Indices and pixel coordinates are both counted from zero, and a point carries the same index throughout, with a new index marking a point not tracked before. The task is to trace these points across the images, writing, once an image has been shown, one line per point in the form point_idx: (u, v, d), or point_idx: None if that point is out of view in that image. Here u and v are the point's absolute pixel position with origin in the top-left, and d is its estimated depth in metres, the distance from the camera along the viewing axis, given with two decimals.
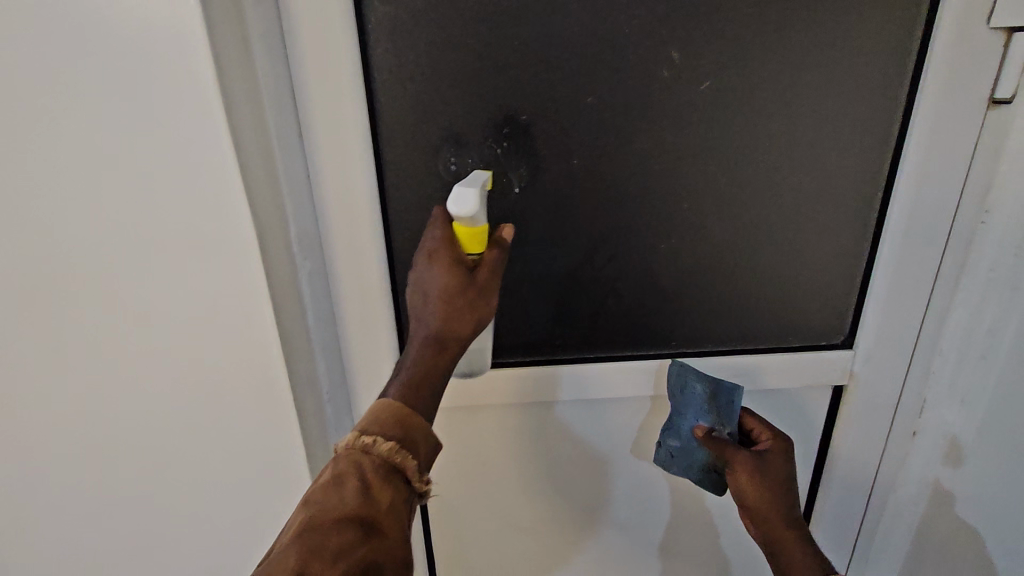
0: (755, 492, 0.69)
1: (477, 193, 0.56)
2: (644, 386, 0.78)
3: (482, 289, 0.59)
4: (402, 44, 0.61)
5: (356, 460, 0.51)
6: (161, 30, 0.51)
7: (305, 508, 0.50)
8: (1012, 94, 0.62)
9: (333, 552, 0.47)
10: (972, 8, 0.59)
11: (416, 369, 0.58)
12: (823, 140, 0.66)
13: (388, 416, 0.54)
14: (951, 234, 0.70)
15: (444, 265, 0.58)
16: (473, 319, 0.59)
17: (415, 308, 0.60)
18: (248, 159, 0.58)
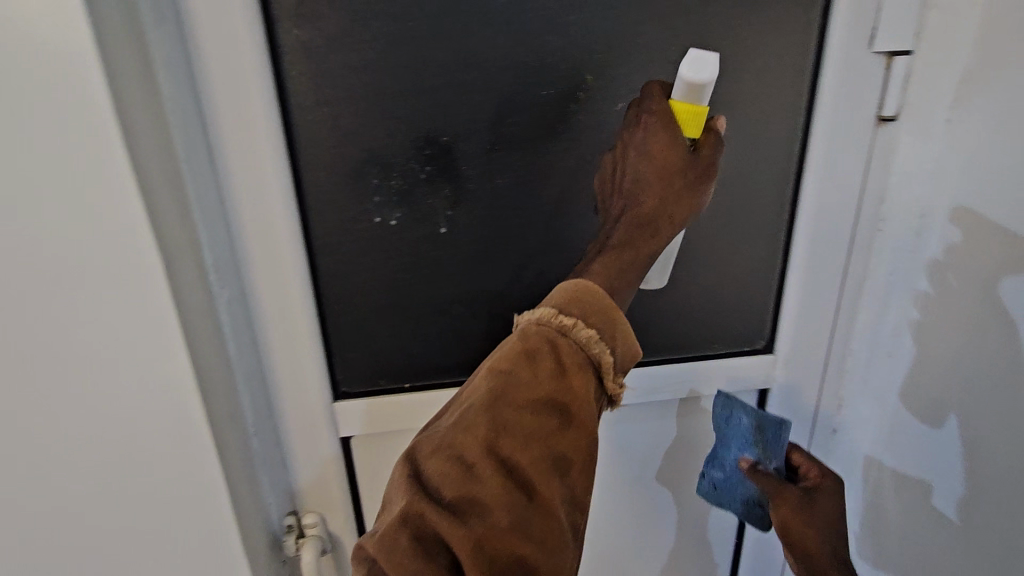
0: (802, 531, 0.71)
1: (715, 63, 0.52)
2: (681, 391, 0.81)
3: (703, 174, 0.56)
4: (318, 66, 0.60)
5: (550, 339, 0.50)
6: (47, 51, 0.47)
7: (495, 378, 0.50)
8: (897, 111, 0.67)
9: (528, 432, 0.48)
10: (854, 34, 0.64)
11: (620, 247, 0.56)
12: (734, 155, 0.69)
13: (589, 298, 0.52)
14: (853, 241, 0.75)
15: (662, 142, 0.55)
16: (688, 206, 0.57)
17: (622, 185, 0.59)
18: (152, 185, 0.54)
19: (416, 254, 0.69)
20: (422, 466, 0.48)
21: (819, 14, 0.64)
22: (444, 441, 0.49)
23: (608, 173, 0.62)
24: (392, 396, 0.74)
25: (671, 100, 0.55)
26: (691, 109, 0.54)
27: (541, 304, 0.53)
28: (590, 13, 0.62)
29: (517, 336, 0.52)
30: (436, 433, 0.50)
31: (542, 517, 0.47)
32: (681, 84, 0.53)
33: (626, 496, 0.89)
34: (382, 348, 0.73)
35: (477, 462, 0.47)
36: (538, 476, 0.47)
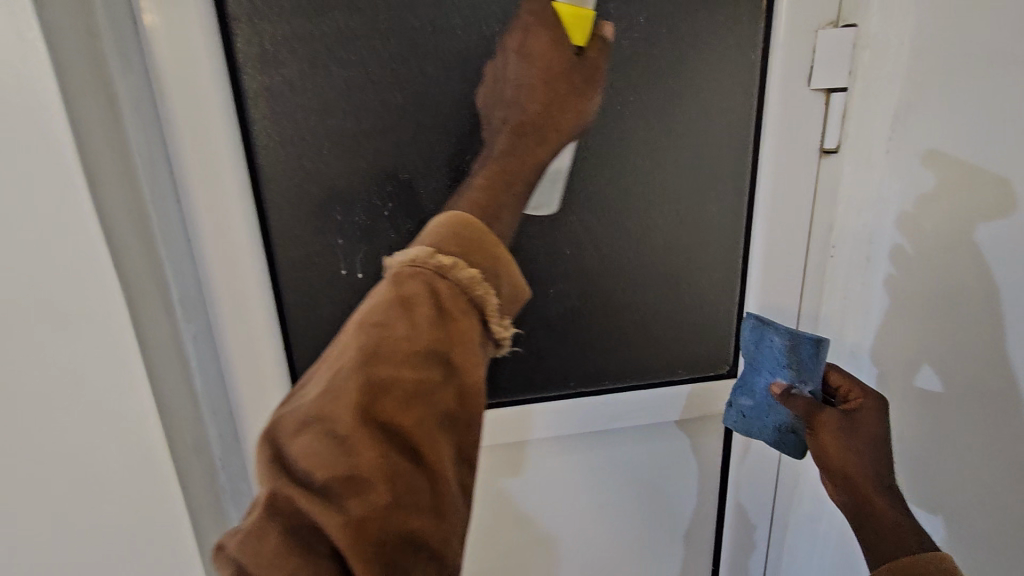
0: (845, 460, 0.62)
1: None
2: (577, 420, 0.80)
3: (587, 79, 0.55)
4: (281, 109, 0.63)
5: (428, 283, 0.46)
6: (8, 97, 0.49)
7: (366, 335, 0.44)
8: (837, 144, 0.71)
9: (409, 391, 0.43)
10: (793, 72, 0.68)
11: (506, 155, 0.55)
12: (686, 187, 0.72)
13: (467, 235, 0.49)
14: (808, 267, 0.77)
15: (544, 42, 0.54)
16: (575, 110, 0.55)
17: (506, 95, 0.57)
18: (114, 223, 0.56)
19: None
20: (288, 445, 0.42)
21: (759, 56, 0.68)
22: (311, 412, 0.43)
23: (490, 89, 0.60)
24: None
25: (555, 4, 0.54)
26: (578, 12, 0.53)
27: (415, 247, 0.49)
28: None
29: (388, 283, 0.47)
30: (300, 407, 0.44)
31: (431, 481, 0.43)
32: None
33: (601, 523, 0.90)
34: None
35: (351, 434, 0.41)
36: (423, 439, 0.43)
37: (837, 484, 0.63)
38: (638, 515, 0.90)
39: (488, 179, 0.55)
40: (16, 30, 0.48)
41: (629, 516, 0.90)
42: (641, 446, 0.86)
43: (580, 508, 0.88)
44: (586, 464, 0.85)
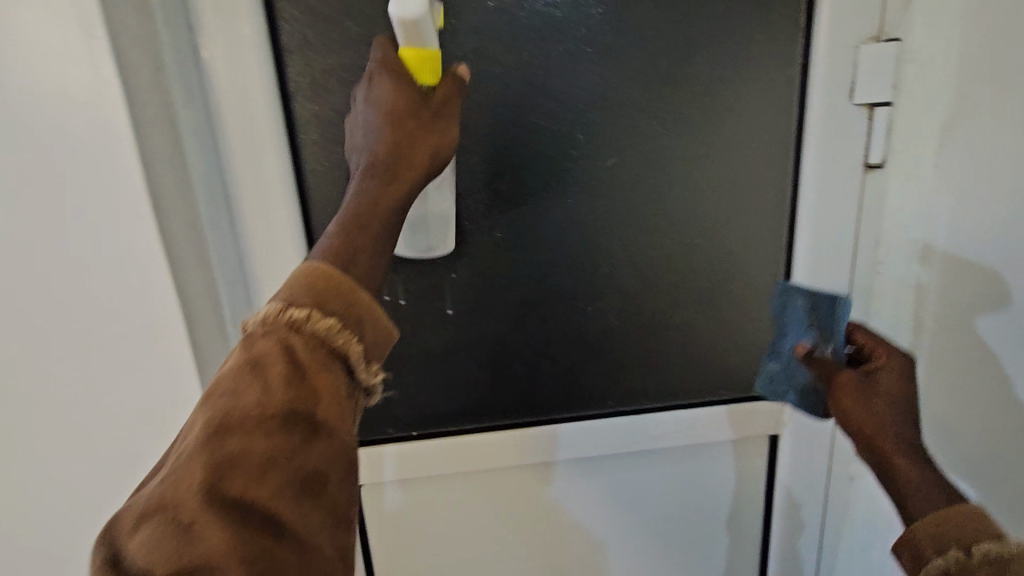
0: (863, 421, 0.58)
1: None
2: (613, 441, 0.79)
3: (438, 116, 0.56)
4: (329, 136, 0.66)
5: (282, 340, 0.44)
6: (84, 127, 0.53)
7: (215, 406, 0.41)
8: (882, 158, 0.70)
9: (263, 461, 0.40)
10: (834, 88, 0.67)
11: (354, 200, 0.52)
12: (726, 204, 0.72)
13: (322, 282, 0.46)
14: (854, 283, 0.75)
15: (389, 85, 0.55)
16: (429, 146, 0.55)
17: (358, 144, 0.56)
18: (175, 245, 0.59)
19: (422, 305, 0.72)
20: (122, 547, 0.38)
21: (798, 73, 0.68)
22: (151, 503, 0.39)
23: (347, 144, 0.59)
24: (403, 443, 0.77)
25: (399, 50, 0.55)
26: (419, 54, 0.55)
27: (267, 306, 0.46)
28: (580, 78, 0.66)
29: (238, 348, 0.45)
30: (141, 500, 0.40)
31: (298, 551, 0.40)
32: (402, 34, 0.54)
33: (642, 546, 0.88)
34: (389, 398, 0.75)
35: (197, 518, 0.38)
36: (285, 509, 0.40)
37: (858, 443, 0.58)
38: (680, 539, 0.88)
39: (341, 230, 0.51)
40: (93, 67, 0.52)
41: (670, 540, 0.88)
42: (684, 469, 0.84)
43: (620, 530, 0.86)
44: (625, 485, 0.84)
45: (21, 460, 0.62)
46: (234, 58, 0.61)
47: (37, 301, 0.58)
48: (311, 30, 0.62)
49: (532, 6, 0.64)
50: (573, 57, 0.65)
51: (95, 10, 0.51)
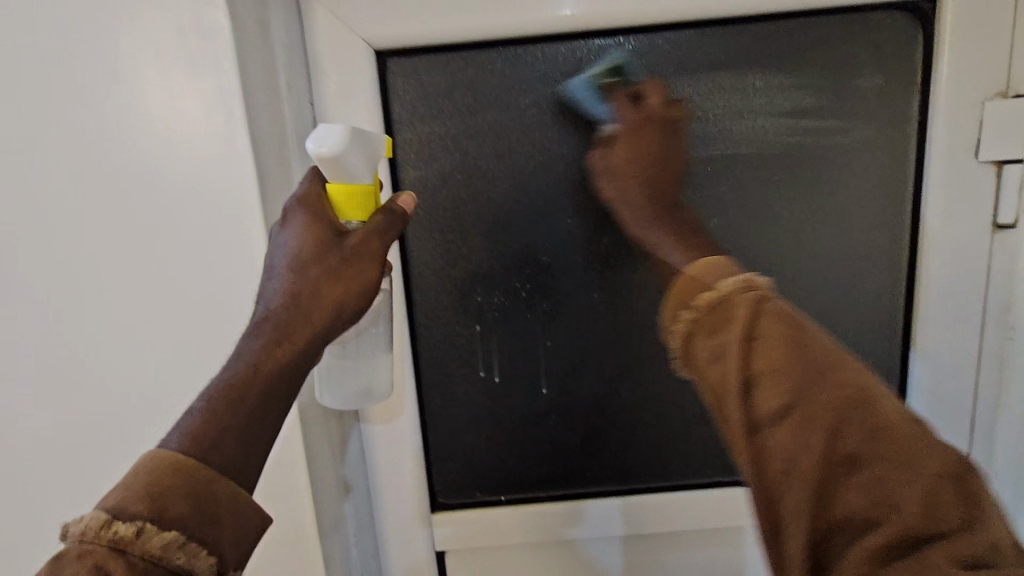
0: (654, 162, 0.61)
1: (348, 134, 0.49)
2: (708, 516, 0.74)
3: (349, 258, 0.50)
4: (431, 199, 0.67)
5: (103, 565, 0.38)
6: (212, 195, 0.57)
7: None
8: (1015, 218, 0.64)
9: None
10: (958, 144, 0.63)
11: (236, 356, 0.48)
12: (835, 265, 0.68)
13: (159, 486, 0.41)
14: (981, 352, 0.68)
15: (301, 223, 0.50)
16: (329, 299, 0.49)
17: (261, 286, 0.51)
18: None
19: (514, 365, 0.71)
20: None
21: (915, 129, 0.64)
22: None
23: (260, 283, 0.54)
24: (489, 509, 0.75)
25: (327, 185, 0.51)
26: (350, 189, 0.50)
27: (96, 507, 0.41)
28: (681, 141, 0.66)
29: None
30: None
31: None
32: (326, 168, 0.49)
33: None
34: (478, 458, 0.74)
35: None
36: None
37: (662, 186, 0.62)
38: None
39: (213, 401, 0.45)
40: (229, 144, 0.56)
41: None
42: None
43: None
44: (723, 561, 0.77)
45: None
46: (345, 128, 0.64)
47: (160, 359, 0.61)
48: (421, 101, 0.65)
49: (636, 71, 0.64)
50: None
51: (234, 93, 0.55)
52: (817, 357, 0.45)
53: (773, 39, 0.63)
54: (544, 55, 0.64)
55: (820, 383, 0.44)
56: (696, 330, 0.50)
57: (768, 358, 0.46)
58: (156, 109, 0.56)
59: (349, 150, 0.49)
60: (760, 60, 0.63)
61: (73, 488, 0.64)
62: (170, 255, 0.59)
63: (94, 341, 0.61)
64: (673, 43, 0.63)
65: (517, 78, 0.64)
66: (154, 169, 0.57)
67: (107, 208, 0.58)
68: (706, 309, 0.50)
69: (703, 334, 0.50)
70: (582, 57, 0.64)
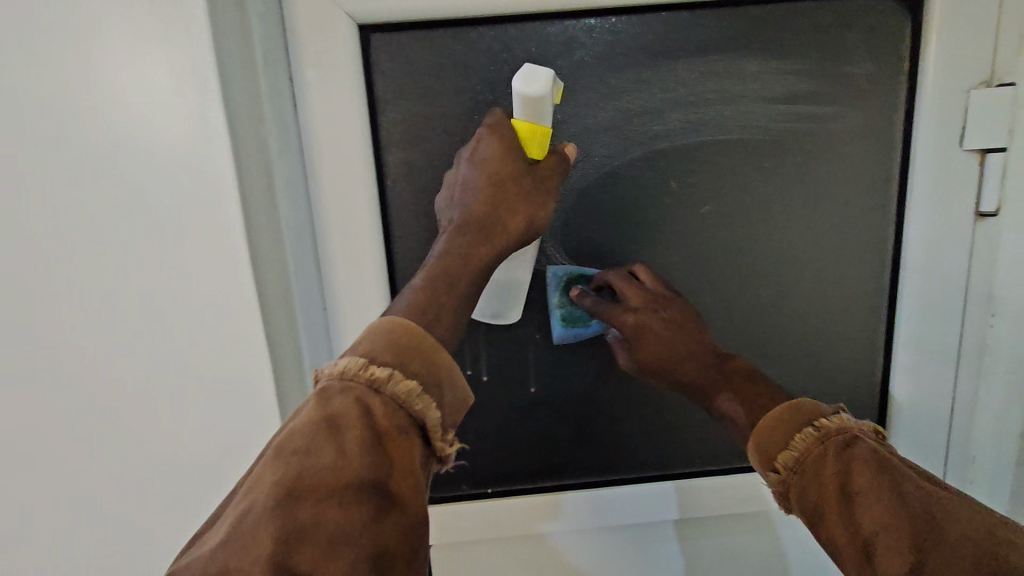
0: (665, 353, 0.66)
1: (549, 78, 0.54)
2: (693, 506, 0.74)
3: (535, 187, 0.59)
4: (419, 182, 0.65)
5: (361, 398, 0.45)
6: (184, 171, 0.54)
7: (288, 463, 0.43)
8: (997, 207, 0.65)
9: (335, 531, 0.41)
10: (944, 133, 0.64)
11: (446, 254, 0.57)
12: (823, 253, 0.68)
13: (397, 341, 0.49)
14: (962, 339, 0.70)
15: (497, 146, 0.58)
16: (520, 216, 0.59)
17: (454, 197, 0.60)
18: (267, 291, 0.58)
19: (503, 355, 0.70)
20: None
21: (901, 117, 0.65)
22: (218, 561, 0.41)
23: (443, 197, 0.62)
24: (476, 502, 0.73)
25: (517, 119, 0.57)
26: (532, 129, 0.57)
27: (348, 355, 0.48)
28: (673, 126, 0.65)
29: (316, 401, 0.46)
30: (206, 553, 0.42)
31: None
32: (518, 103, 0.55)
33: None
34: (466, 451, 0.72)
35: None
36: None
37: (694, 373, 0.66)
38: None
39: (429, 280, 0.56)
40: (206, 124, 0.53)
41: None
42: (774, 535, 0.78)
43: None
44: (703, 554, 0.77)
45: (104, 495, 0.62)
46: (328, 106, 0.61)
47: (127, 345, 0.58)
48: (407, 79, 0.62)
49: (629, 53, 0.63)
50: (667, 103, 0.64)
51: (210, 64, 0.52)
52: (921, 505, 0.46)
53: (767, 23, 0.62)
54: (535, 34, 0.62)
55: (951, 540, 0.44)
56: (790, 489, 0.54)
57: (880, 517, 0.47)
58: (123, 80, 0.52)
59: (547, 95, 0.54)
60: (753, 44, 0.63)
61: (50, 484, 0.62)
62: (137, 234, 0.55)
63: (52, 326, 0.57)
64: (666, 24, 0.62)
65: (508, 58, 0.62)
66: (126, 151, 0.53)
67: (63, 181, 0.53)
68: (794, 468, 0.53)
69: (796, 496, 0.53)
70: (575, 37, 0.62)
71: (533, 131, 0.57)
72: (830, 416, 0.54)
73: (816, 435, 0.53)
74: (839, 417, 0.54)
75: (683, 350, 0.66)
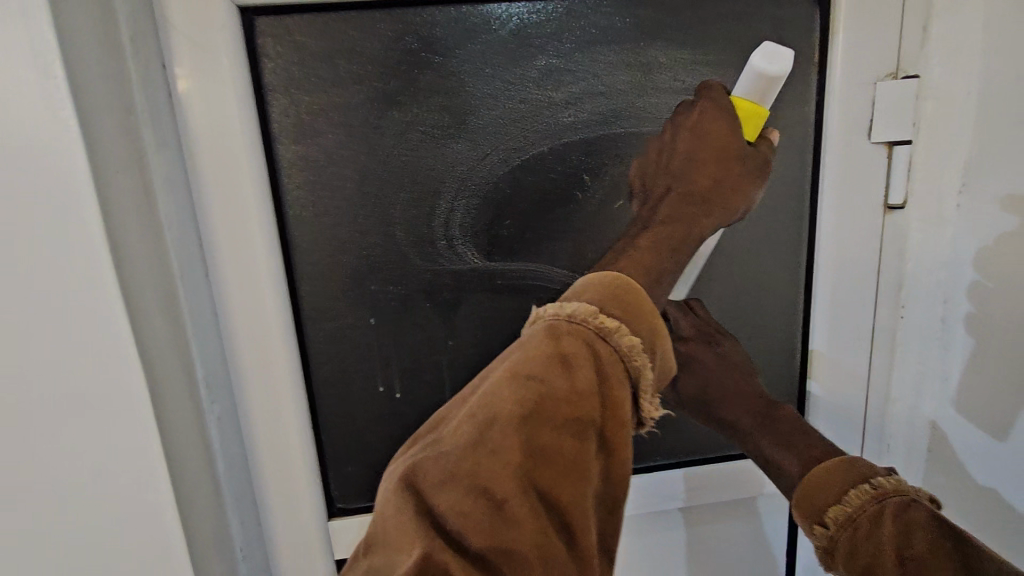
0: (715, 391, 0.62)
1: (790, 61, 0.52)
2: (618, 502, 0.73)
3: (762, 164, 0.56)
4: (317, 178, 0.60)
5: (588, 342, 0.43)
6: (29, 172, 0.47)
7: (526, 390, 0.40)
8: (903, 199, 0.65)
9: (570, 463, 0.40)
10: (852, 125, 0.63)
11: (667, 223, 0.55)
12: (739, 246, 0.67)
13: (621, 294, 0.45)
14: (876, 331, 0.70)
15: (722, 121, 0.55)
16: (744, 189, 0.56)
17: (668, 164, 0.58)
18: (141, 302, 0.53)
19: (416, 358, 0.66)
20: (435, 499, 0.39)
21: (813, 110, 0.64)
22: (459, 468, 0.39)
23: (651, 161, 0.59)
24: None
25: (738, 95, 0.55)
26: (753, 108, 0.55)
27: (576, 299, 0.45)
28: (585, 117, 0.62)
29: (547, 334, 0.43)
30: (447, 456, 0.40)
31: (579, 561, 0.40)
32: (751, 77, 0.53)
33: None
34: (379, 459, 0.69)
35: (506, 501, 0.38)
36: (576, 517, 0.39)
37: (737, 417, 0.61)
38: None
39: (650, 245, 0.54)
40: (49, 109, 0.46)
41: None
42: (699, 528, 0.77)
43: None
44: (646, 548, 0.77)
45: None
46: (211, 95, 0.56)
47: None
48: (297, 68, 0.58)
49: (535, 40, 0.60)
50: (578, 93, 0.61)
51: (53, 47, 0.45)
52: None
53: (674, 11, 0.60)
54: (436, 20, 0.58)
55: None
56: (838, 547, 0.48)
57: None
58: None
59: (783, 77, 0.52)
60: (661, 33, 0.61)
61: None
62: None
63: None
64: (572, 11, 0.59)
65: (407, 43, 0.58)
66: None
67: None
68: (843, 523, 0.48)
69: (843, 555, 0.47)
70: (479, 22, 0.59)
71: (754, 111, 0.55)
72: (882, 476, 0.49)
73: (870, 488, 0.48)
74: (892, 478, 0.49)
75: (732, 392, 0.62)
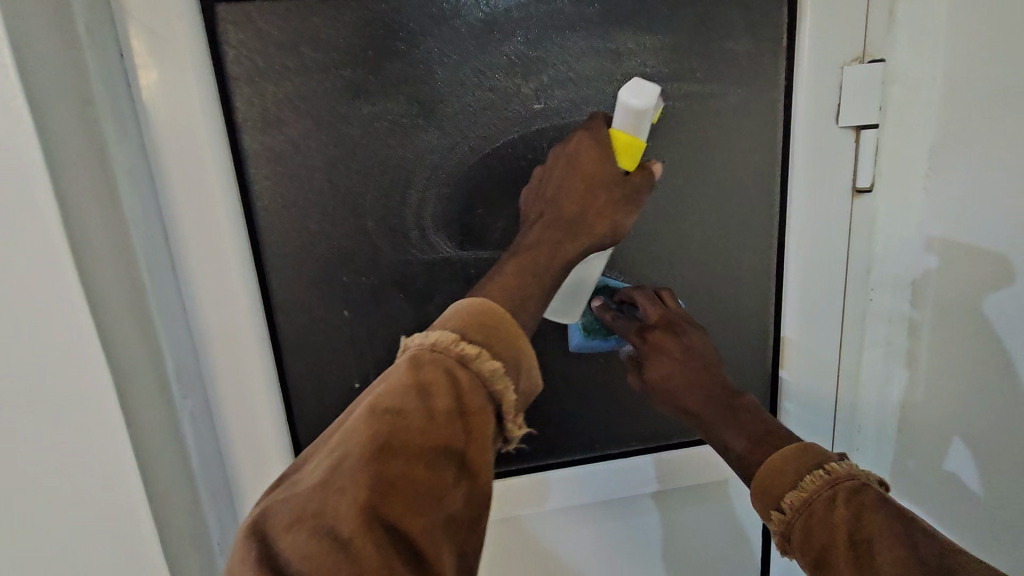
0: (677, 377, 0.63)
1: (656, 97, 0.52)
2: (597, 486, 0.74)
3: (624, 198, 0.57)
4: (283, 169, 0.60)
5: (448, 369, 0.44)
6: None
7: (380, 421, 0.41)
8: (870, 182, 0.66)
9: (426, 489, 0.40)
10: (820, 110, 0.64)
11: (531, 247, 0.56)
12: (711, 232, 0.67)
13: (482, 321, 0.47)
14: (846, 313, 0.71)
15: (588, 146, 0.57)
16: (608, 216, 0.57)
17: (540, 189, 0.59)
18: (105, 299, 0.52)
19: (390, 349, 0.66)
20: (279, 544, 0.39)
21: (782, 96, 0.64)
22: (309, 506, 0.40)
23: (531, 189, 0.61)
24: None
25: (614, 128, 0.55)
26: (626, 142, 0.55)
27: (436, 328, 0.47)
28: (554, 105, 0.62)
29: (407, 366, 0.45)
30: (297, 497, 0.41)
31: None
32: (621, 112, 0.53)
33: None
34: None
35: (353, 536, 0.38)
36: (429, 545, 0.40)
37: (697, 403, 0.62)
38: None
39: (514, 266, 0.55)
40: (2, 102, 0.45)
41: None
42: (677, 509, 0.78)
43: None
44: (626, 530, 0.78)
45: None
46: (172, 87, 0.55)
47: None
48: (261, 57, 0.57)
49: (503, 27, 0.59)
50: (546, 80, 0.61)
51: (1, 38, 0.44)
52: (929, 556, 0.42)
53: None
54: (402, 7, 0.57)
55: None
56: (793, 531, 0.49)
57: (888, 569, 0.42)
58: None
59: (650, 113, 0.52)
60: (630, 19, 0.60)
61: None
62: None
63: None
64: None
65: (372, 31, 0.58)
66: None
67: None
68: (799, 508, 0.49)
69: (798, 538, 0.48)
70: (445, 9, 0.58)
71: (631, 143, 0.55)
72: (836, 460, 0.51)
73: (824, 473, 0.49)
74: (845, 461, 0.50)
75: (694, 378, 0.62)
